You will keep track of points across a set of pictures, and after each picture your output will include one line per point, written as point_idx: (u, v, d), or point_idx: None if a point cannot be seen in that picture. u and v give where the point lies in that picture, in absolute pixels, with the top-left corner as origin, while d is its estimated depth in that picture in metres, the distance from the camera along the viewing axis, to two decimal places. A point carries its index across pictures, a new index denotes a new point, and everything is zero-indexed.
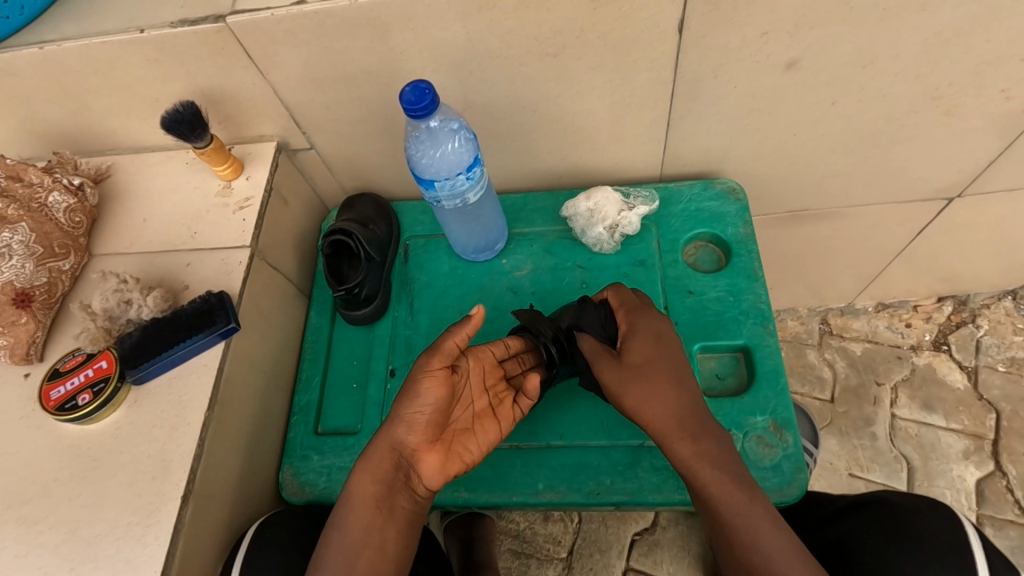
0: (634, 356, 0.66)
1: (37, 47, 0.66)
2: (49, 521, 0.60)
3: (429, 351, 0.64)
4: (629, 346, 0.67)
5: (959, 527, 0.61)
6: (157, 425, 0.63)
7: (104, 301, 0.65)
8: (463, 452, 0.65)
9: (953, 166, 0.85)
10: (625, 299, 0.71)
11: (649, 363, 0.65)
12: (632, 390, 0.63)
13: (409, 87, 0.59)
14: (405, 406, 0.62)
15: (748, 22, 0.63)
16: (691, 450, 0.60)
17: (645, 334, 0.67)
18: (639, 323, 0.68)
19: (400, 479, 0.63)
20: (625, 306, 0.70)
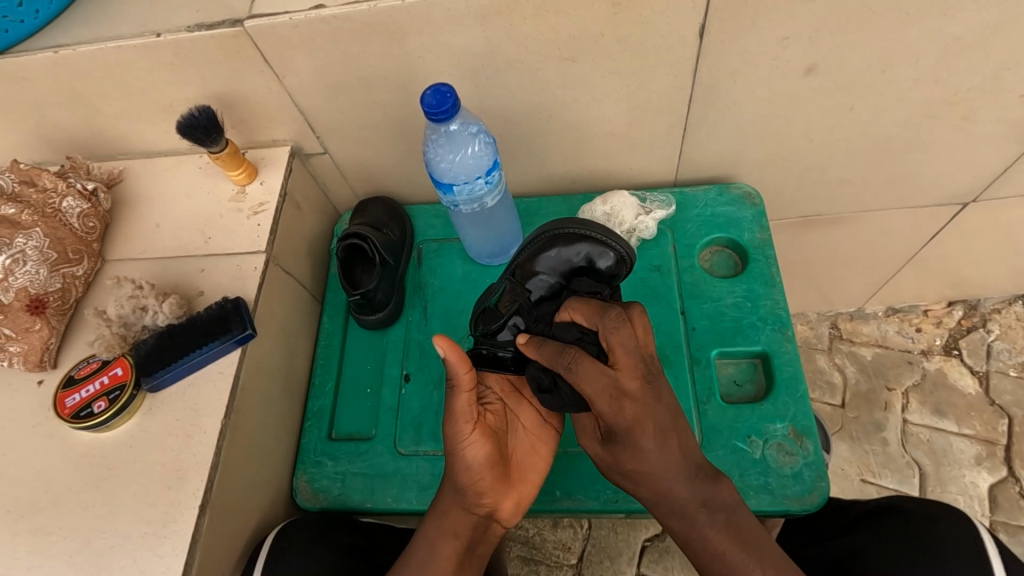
0: (632, 462, 0.56)
1: (51, 51, 0.66)
2: (63, 531, 0.59)
3: (449, 419, 0.61)
4: (625, 448, 0.56)
5: (967, 525, 0.63)
6: (173, 433, 0.62)
7: (119, 307, 0.65)
8: (538, 473, 0.67)
9: (968, 171, 0.84)
10: (604, 384, 0.52)
11: (653, 461, 0.55)
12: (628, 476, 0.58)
13: (430, 91, 0.58)
14: (459, 470, 0.61)
15: (768, 27, 0.62)
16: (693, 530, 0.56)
17: (636, 432, 0.54)
18: (605, 412, 0.53)
19: (485, 531, 0.63)
20: (600, 391, 0.53)
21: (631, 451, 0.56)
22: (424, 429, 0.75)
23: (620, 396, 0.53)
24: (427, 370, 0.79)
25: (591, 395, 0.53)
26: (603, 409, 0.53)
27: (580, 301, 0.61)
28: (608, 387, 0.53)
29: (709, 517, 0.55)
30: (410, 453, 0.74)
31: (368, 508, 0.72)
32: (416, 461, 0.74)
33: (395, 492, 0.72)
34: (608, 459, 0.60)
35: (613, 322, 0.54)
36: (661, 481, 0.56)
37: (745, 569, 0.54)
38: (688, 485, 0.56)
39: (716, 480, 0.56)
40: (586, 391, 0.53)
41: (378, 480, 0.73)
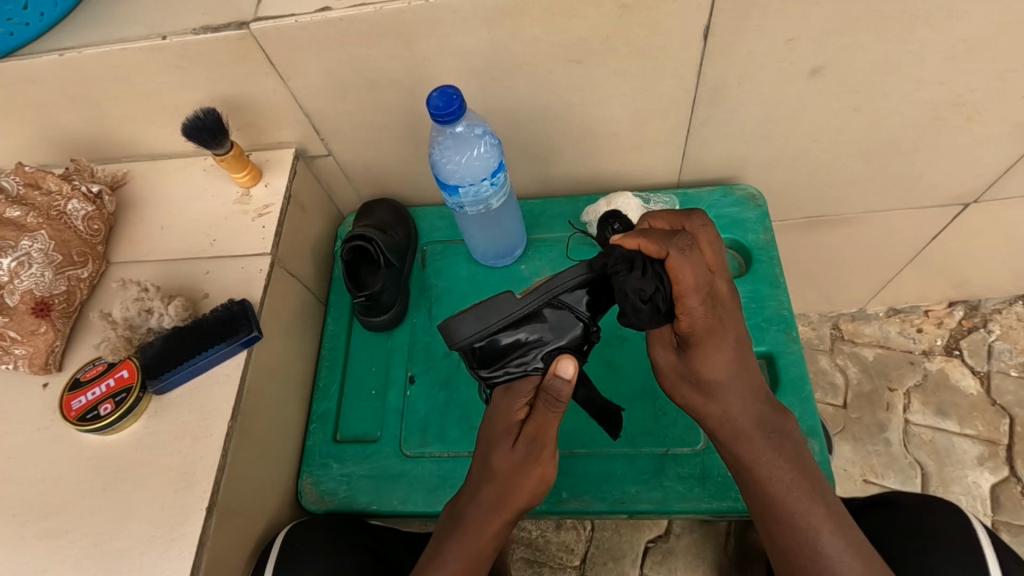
0: (707, 369, 0.62)
1: (56, 54, 0.66)
2: (69, 535, 0.59)
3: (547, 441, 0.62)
4: (698, 351, 0.61)
5: (959, 517, 0.62)
6: (180, 436, 0.62)
7: (124, 309, 0.65)
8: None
9: (970, 172, 0.85)
10: (701, 283, 0.57)
11: (723, 364, 0.61)
12: (709, 364, 0.61)
13: (437, 93, 0.59)
14: (527, 495, 0.62)
15: (773, 29, 0.63)
16: (776, 470, 0.61)
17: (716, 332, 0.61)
18: (700, 317, 0.59)
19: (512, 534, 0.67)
20: (694, 288, 0.57)
21: (711, 365, 0.61)
22: (431, 430, 0.75)
23: (712, 307, 0.60)
24: (433, 372, 0.79)
25: (682, 293, 0.57)
26: (697, 312, 0.59)
27: (657, 212, 0.66)
28: (704, 285, 0.58)
29: (776, 444, 0.61)
30: (416, 455, 0.74)
31: (374, 510, 0.72)
32: (422, 462, 0.74)
33: (402, 494, 0.72)
34: (680, 372, 0.64)
35: (681, 246, 0.57)
36: (729, 402, 0.62)
37: (808, 507, 0.60)
38: (757, 410, 0.62)
39: (780, 414, 0.64)
40: (686, 284, 0.56)
41: (384, 482, 0.73)
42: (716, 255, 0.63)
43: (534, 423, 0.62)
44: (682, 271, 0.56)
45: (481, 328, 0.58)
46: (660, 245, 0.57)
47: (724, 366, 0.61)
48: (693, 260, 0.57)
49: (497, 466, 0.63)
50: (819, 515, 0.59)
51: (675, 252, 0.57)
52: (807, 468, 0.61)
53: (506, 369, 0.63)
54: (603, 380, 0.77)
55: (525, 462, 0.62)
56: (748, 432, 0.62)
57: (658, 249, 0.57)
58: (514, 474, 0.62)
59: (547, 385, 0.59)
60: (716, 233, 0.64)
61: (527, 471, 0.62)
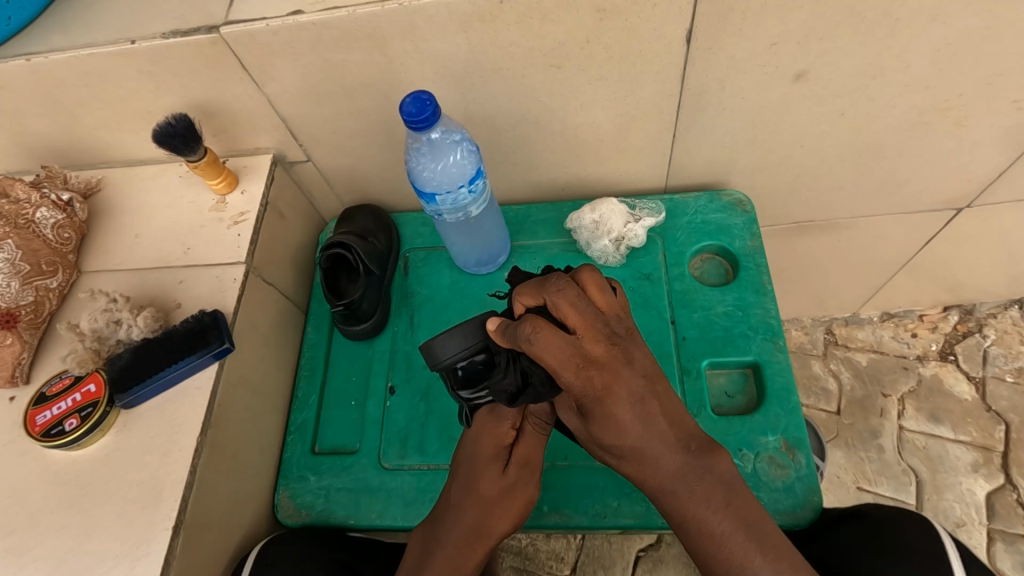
0: (611, 436, 0.57)
1: (23, 59, 0.64)
2: (31, 554, 0.57)
3: (525, 469, 0.64)
4: (598, 420, 0.56)
5: (922, 525, 0.62)
6: (147, 451, 0.60)
7: (92, 321, 0.63)
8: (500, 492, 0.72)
9: (961, 177, 0.83)
10: (569, 354, 0.51)
11: (632, 422, 0.56)
12: (603, 433, 0.57)
13: (410, 99, 0.57)
14: (509, 522, 0.63)
15: (755, 33, 0.61)
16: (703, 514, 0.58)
17: (618, 391, 0.54)
18: (596, 393, 0.53)
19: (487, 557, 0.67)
20: (568, 362, 0.51)
21: (610, 428, 0.56)
22: (410, 442, 0.74)
23: (591, 363, 0.52)
24: (413, 382, 0.77)
25: (570, 371, 0.52)
26: (573, 382, 0.52)
27: (524, 284, 0.57)
28: (575, 355, 0.51)
29: (704, 493, 0.58)
30: (395, 467, 0.73)
31: (351, 525, 0.71)
32: (401, 475, 0.72)
33: (380, 508, 0.71)
34: (587, 438, 0.61)
35: (526, 337, 0.51)
36: (643, 463, 0.58)
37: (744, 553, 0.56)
38: (678, 463, 0.58)
39: (715, 453, 0.59)
40: (553, 367, 0.51)
41: (361, 495, 0.72)
42: (603, 295, 0.56)
43: (519, 449, 0.64)
44: (544, 360, 0.51)
45: (467, 347, 0.59)
46: (514, 343, 0.53)
47: (628, 433, 0.56)
48: (524, 334, 0.51)
49: (482, 493, 0.62)
50: (758, 562, 0.56)
51: (511, 339, 0.53)
52: (745, 510, 0.58)
53: (490, 392, 0.63)
54: None
55: (515, 486, 0.63)
56: (671, 487, 0.58)
57: (530, 315, 0.55)
58: (499, 501, 0.62)
59: (534, 410, 0.62)
60: (579, 293, 0.54)
61: (511, 497, 0.63)
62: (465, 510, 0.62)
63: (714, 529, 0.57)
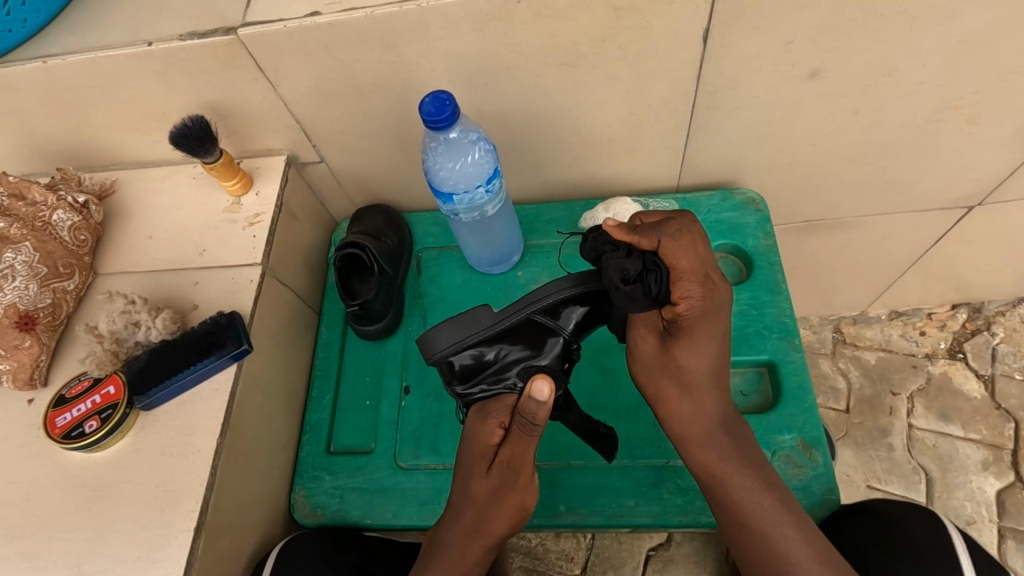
0: (688, 358, 0.62)
1: (40, 61, 0.64)
2: (52, 555, 0.57)
3: (516, 471, 0.61)
4: (687, 338, 0.61)
5: (927, 516, 0.62)
6: (167, 453, 0.61)
7: (111, 323, 0.63)
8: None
9: (973, 175, 0.83)
10: (697, 267, 0.59)
11: (704, 357, 0.62)
12: (683, 350, 0.62)
13: (429, 99, 0.57)
14: (503, 523, 0.62)
15: (771, 32, 0.61)
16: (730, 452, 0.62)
17: (702, 321, 0.61)
18: (695, 312, 0.60)
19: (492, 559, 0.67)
20: (691, 272, 0.59)
21: (692, 349, 0.61)
22: (425, 442, 0.74)
23: (710, 283, 0.61)
24: (427, 382, 0.77)
25: (678, 276, 0.59)
26: (696, 293, 0.60)
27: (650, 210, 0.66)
28: (698, 271, 0.60)
29: (734, 439, 0.62)
30: (409, 467, 0.73)
31: (367, 524, 0.71)
32: (416, 475, 0.72)
33: (395, 508, 0.71)
34: (646, 379, 0.64)
35: (670, 233, 0.59)
36: (684, 410, 0.63)
37: (765, 496, 0.60)
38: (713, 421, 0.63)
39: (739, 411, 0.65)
40: (684, 269, 0.59)
41: (377, 495, 0.72)
42: None
43: (508, 451, 0.62)
44: (678, 255, 0.59)
45: (459, 340, 0.59)
46: (650, 236, 0.60)
47: (705, 358, 0.62)
48: (671, 235, 0.59)
49: (473, 494, 0.62)
50: (777, 506, 0.59)
51: (646, 233, 0.60)
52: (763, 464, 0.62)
53: (482, 386, 0.64)
54: (603, 388, 0.75)
55: (504, 487, 0.61)
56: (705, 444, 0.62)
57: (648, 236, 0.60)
58: (492, 502, 0.62)
59: (523, 408, 0.59)
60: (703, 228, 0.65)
61: (501, 499, 0.61)
62: (462, 506, 0.62)
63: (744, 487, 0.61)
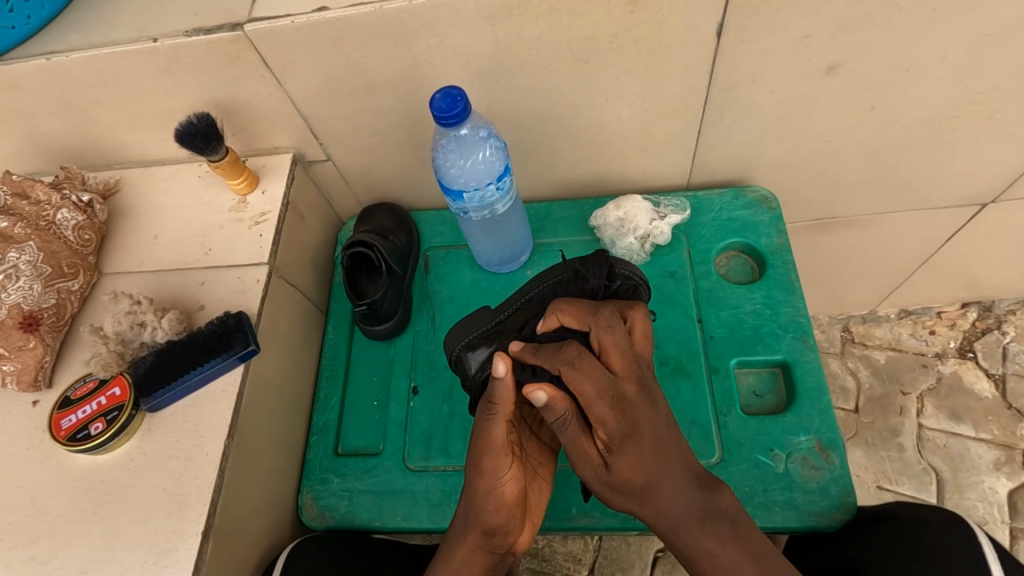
0: (627, 466, 0.53)
1: (43, 58, 0.63)
2: (58, 561, 0.56)
3: (485, 452, 0.56)
4: (625, 456, 0.53)
5: (957, 524, 0.59)
6: (174, 456, 0.60)
7: (115, 324, 0.62)
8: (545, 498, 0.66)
9: (989, 172, 0.82)
10: (602, 388, 0.52)
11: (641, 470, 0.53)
12: (625, 468, 0.53)
13: (440, 94, 0.56)
14: (497, 514, 0.56)
15: (789, 26, 0.60)
16: (710, 540, 0.51)
17: (629, 444, 0.52)
18: (618, 430, 0.52)
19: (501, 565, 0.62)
20: (600, 394, 0.52)
21: (649, 457, 0.53)
22: (435, 444, 0.73)
23: (625, 403, 0.53)
24: (436, 383, 0.76)
25: (589, 403, 0.52)
26: (604, 414, 0.52)
27: (568, 305, 0.61)
28: (607, 389, 0.52)
29: (715, 530, 0.51)
30: (419, 469, 0.72)
31: (376, 527, 0.70)
32: (426, 477, 0.71)
33: (405, 510, 0.70)
34: (599, 483, 0.56)
35: (570, 359, 0.53)
36: (661, 500, 0.53)
37: None
38: (688, 497, 0.52)
39: (716, 489, 0.53)
40: (588, 395, 0.52)
41: (386, 497, 0.71)
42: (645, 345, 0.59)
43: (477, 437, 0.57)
44: (556, 395, 0.53)
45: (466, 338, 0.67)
46: (551, 362, 0.55)
47: (647, 456, 0.53)
48: (574, 354, 0.53)
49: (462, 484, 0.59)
50: None
51: (562, 360, 0.54)
52: (753, 544, 0.51)
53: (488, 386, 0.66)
54: None
55: (476, 474, 0.56)
56: (678, 520, 0.52)
57: (585, 321, 0.59)
58: (472, 492, 0.57)
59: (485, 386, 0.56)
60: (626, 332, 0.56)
61: (476, 488, 0.56)
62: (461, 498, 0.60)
63: (728, 566, 0.50)
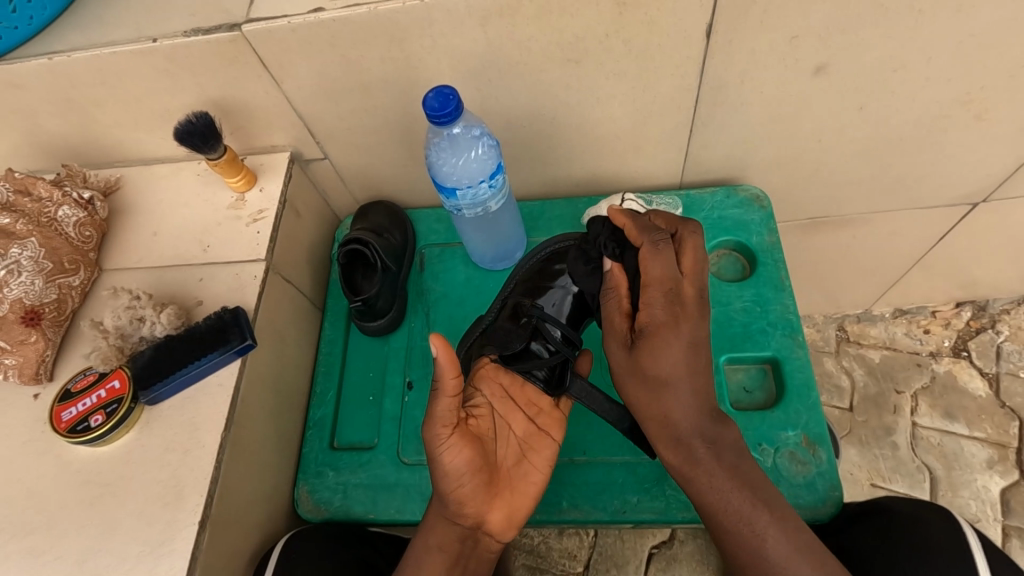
0: (653, 365, 0.59)
1: (45, 58, 0.65)
2: (57, 550, 0.57)
3: (428, 423, 0.59)
4: (647, 343, 0.59)
5: (946, 520, 0.60)
6: (172, 448, 0.61)
7: (115, 318, 0.63)
8: (531, 484, 0.65)
9: (978, 172, 0.83)
10: (666, 276, 0.60)
11: (674, 365, 0.58)
12: (648, 360, 0.59)
13: (433, 94, 0.57)
14: (448, 480, 0.59)
15: (776, 27, 0.61)
16: (722, 477, 0.58)
17: (665, 330, 0.59)
18: (663, 316, 0.59)
19: (472, 544, 0.62)
20: (662, 279, 0.60)
21: (659, 358, 0.58)
22: None
23: (678, 303, 0.59)
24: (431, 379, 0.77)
25: (648, 284, 0.60)
26: (658, 305, 0.59)
27: (610, 211, 0.68)
28: (670, 284, 0.60)
29: (716, 455, 0.58)
30: (413, 462, 0.73)
31: (371, 520, 0.71)
32: (420, 471, 0.72)
33: (399, 503, 0.71)
34: (628, 367, 0.61)
35: (656, 241, 0.62)
36: (671, 403, 0.59)
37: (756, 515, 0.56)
38: (700, 422, 0.59)
39: (725, 423, 0.60)
40: (652, 275, 0.61)
41: (380, 491, 0.72)
42: (694, 258, 0.61)
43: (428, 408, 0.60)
44: (649, 260, 0.61)
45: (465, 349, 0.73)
46: (640, 236, 0.63)
47: (676, 360, 0.58)
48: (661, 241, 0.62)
49: None
50: (767, 520, 0.56)
51: (641, 230, 0.64)
52: (752, 475, 0.58)
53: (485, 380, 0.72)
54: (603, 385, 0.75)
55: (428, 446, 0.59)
56: (694, 441, 0.58)
57: (636, 236, 0.63)
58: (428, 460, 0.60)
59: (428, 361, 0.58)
60: (706, 244, 0.63)
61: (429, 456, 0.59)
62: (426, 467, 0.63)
63: (722, 492, 0.57)
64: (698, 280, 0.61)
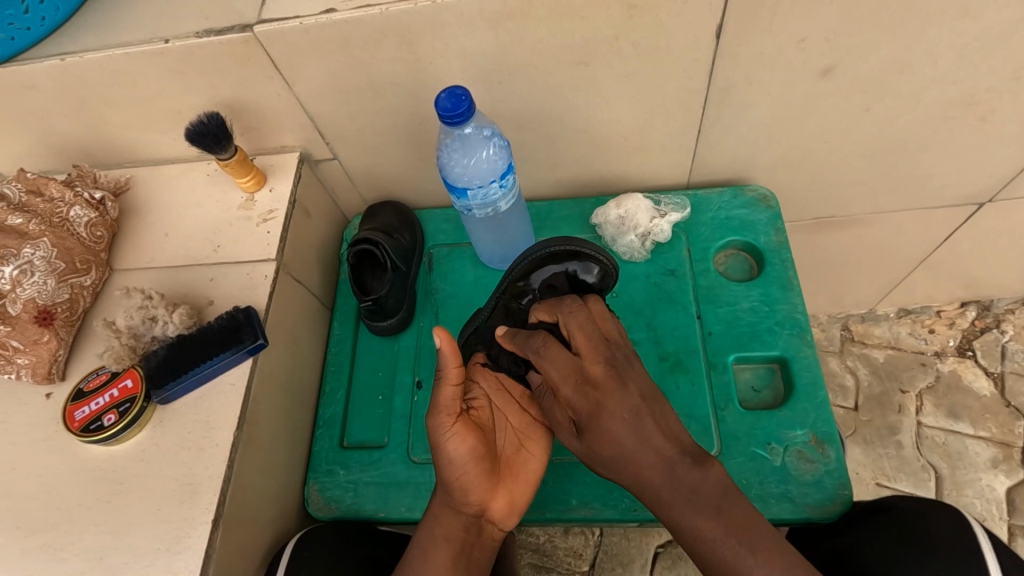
0: (607, 448, 0.57)
1: (58, 59, 0.65)
2: (71, 548, 0.58)
3: (432, 411, 0.60)
4: (593, 436, 0.58)
5: (949, 514, 0.60)
6: (184, 447, 0.61)
7: (128, 318, 0.64)
8: (531, 471, 0.64)
9: (984, 173, 0.83)
10: (567, 370, 0.57)
11: (621, 446, 0.57)
12: (596, 435, 0.58)
13: (445, 95, 0.58)
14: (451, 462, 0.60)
15: (786, 29, 0.61)
16: (693, 523, 0.54)
17: (609, 426, 0.57)
18: (583, 405, 0.57)
19: (477, 533, 0.62)
20: (564, 378, 0.58)
21: (605, 441, 0.57)
22: None
23: (590, 391, 0.57)
24: None
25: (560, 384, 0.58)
26: (573, 396, 0.58)
27: (540, 303, 0.63)
28: (575, 372, 0.57)
29: (696, 505, 0.54)
30: (423, 461, 0.73)
31: (381, 518, 0.71)
32: (430, 469, 0.72)
33: (409, 501, 0.71)
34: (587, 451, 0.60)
35: (536, 347, 0.59)
36: (637, 468, 0.56)
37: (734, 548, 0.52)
38: (672, 467, 0.55)
39: (703, 466, 0.55)
40: (553, 377, 0.58)
41: (390, 489, 0.72)
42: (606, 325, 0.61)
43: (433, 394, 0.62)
44: (546, 365, 0.58)
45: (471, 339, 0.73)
46: (553, 312, 0.61)
47: (622, 445, 0.57)
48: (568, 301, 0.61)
49: None
50: (750, 560, 0.51)
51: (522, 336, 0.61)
52: (734, 512, 0.53)
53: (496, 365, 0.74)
54: None
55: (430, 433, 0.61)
56: (667, 495, 0.55)
57: (551, 313, 0.61)
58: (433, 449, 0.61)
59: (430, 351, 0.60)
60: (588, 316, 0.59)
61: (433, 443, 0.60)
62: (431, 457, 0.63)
63: (703, 532, 0.53)
64: (604, 356, 0.58)
